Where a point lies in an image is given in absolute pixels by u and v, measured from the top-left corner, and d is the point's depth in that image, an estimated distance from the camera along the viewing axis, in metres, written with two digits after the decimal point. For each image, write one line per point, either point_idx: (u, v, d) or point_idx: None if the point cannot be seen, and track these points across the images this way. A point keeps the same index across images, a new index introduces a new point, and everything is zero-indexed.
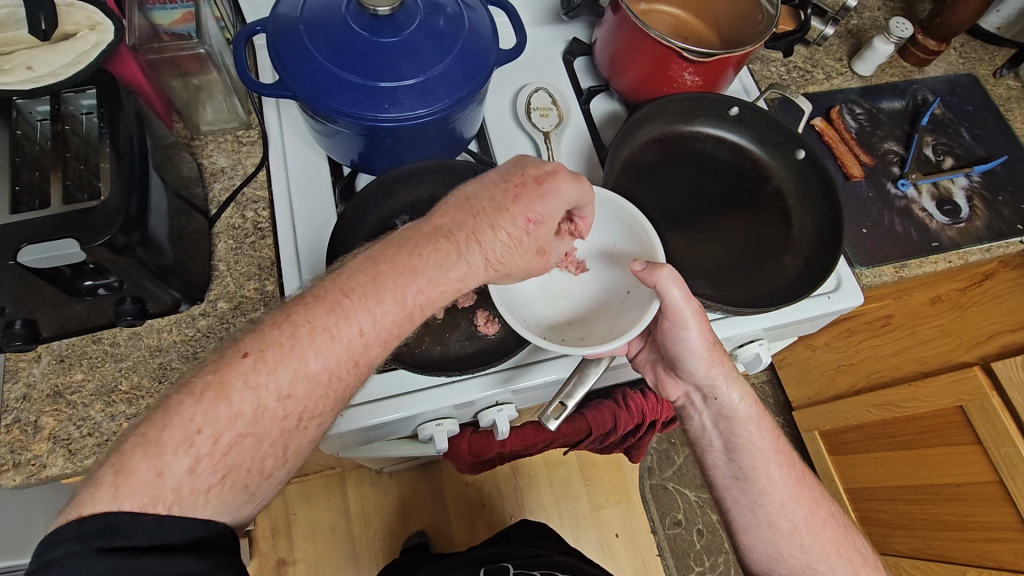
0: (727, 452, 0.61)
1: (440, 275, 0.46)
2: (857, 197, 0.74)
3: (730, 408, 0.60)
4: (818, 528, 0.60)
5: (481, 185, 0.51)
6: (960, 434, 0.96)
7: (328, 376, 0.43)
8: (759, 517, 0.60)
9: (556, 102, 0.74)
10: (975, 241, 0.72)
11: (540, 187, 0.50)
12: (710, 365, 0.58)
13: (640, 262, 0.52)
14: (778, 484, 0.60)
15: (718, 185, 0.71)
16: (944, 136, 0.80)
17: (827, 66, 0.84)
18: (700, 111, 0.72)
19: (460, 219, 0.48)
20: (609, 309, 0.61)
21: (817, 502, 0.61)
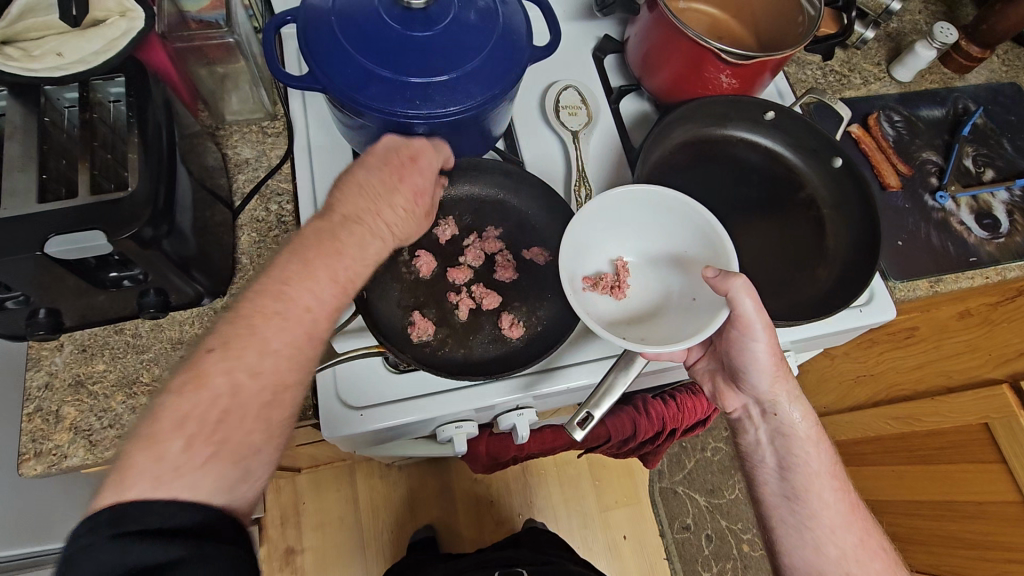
0: (779, 470, 0.60)
1: (363, 255, 0.49)
2: (894, 207, 0.72)
3: (789, 425, 0.59)
4: (867, 558, 0.57)
5: (368, 172, 0.52)
6: (983, 452, 0.94)
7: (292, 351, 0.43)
8: (811, 539, 0.58)
9: (585, 100, 0.72)
10: (1014, 256, 0.70)
11: (416, 163, 0.53)
12: (773, 380, 0.57)
13: (713, 268, 0.52)
14: (830, 508, 0.58)
15: (757, 196, 0.69)
16: (985, 147, 0.77)
17: (865, 71, 0.82)
18: (734, 115, 0.70)
19: (359, 204, 0.51)
20: (674, 314, 0.59)
21: (868, 530, 0.59)
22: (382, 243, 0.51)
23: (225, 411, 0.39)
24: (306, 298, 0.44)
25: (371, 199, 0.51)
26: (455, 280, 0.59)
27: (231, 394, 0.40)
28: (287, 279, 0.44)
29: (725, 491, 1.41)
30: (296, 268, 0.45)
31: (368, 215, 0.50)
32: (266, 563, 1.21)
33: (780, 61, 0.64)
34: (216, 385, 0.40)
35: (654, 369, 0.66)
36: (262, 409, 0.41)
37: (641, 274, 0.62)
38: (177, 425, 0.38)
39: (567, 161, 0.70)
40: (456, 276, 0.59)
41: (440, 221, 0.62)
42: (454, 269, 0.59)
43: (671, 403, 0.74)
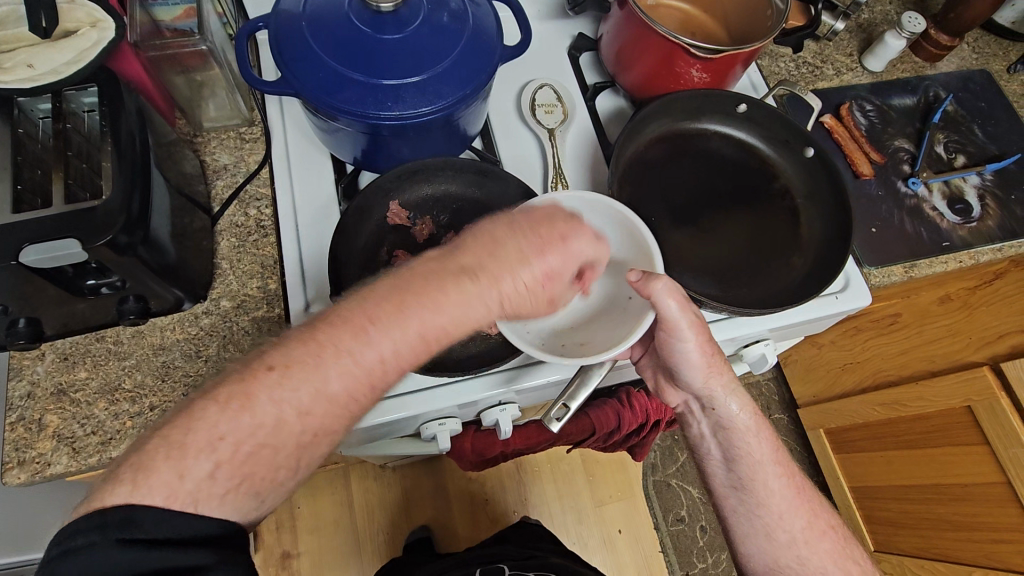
0: (725, 462, 0.61)
1: (462, 319, 0.42)
2: (867, 195, 0.73)
3: (728, 418, 0.59)
4: (815, 539, 0.60)
5: (508, 225, 0.46)
6: (967, 435, 0.95)
7: (346, 397, 0.40)
8: (762, 527, 0.60)
9: (561, 98, 0.73)
10: (986, 240, 0.71)
11: (563, 240, 0.46)
12: (707, 376, 0.57)
13: (634, 272, 0.51)
14: (776, 496, 0.60)
15: (712, 190, 0.69)
16: (956, 133, 0.78)
17: (838, 61, 0.83)
18: (707, 108, 0.70)
19: (486, 262, 0.44)
20: (610, 315, 0.59)
21: (815, 512, 0.61)
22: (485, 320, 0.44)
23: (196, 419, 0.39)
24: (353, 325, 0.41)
25: (499, 263, 0.44)
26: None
27: (278, 426, 0.38)
28: (370, 318, 0.41)
29: None
30: (386, 310, 0.41)
31: (486, 277, 0.43)
32: (264, 568, 1.21)
33: (753, 53, 0.64)
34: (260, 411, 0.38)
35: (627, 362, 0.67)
36: None
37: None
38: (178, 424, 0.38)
39: (544, 159, 0.71)
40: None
41: (417, 221, 0.62)
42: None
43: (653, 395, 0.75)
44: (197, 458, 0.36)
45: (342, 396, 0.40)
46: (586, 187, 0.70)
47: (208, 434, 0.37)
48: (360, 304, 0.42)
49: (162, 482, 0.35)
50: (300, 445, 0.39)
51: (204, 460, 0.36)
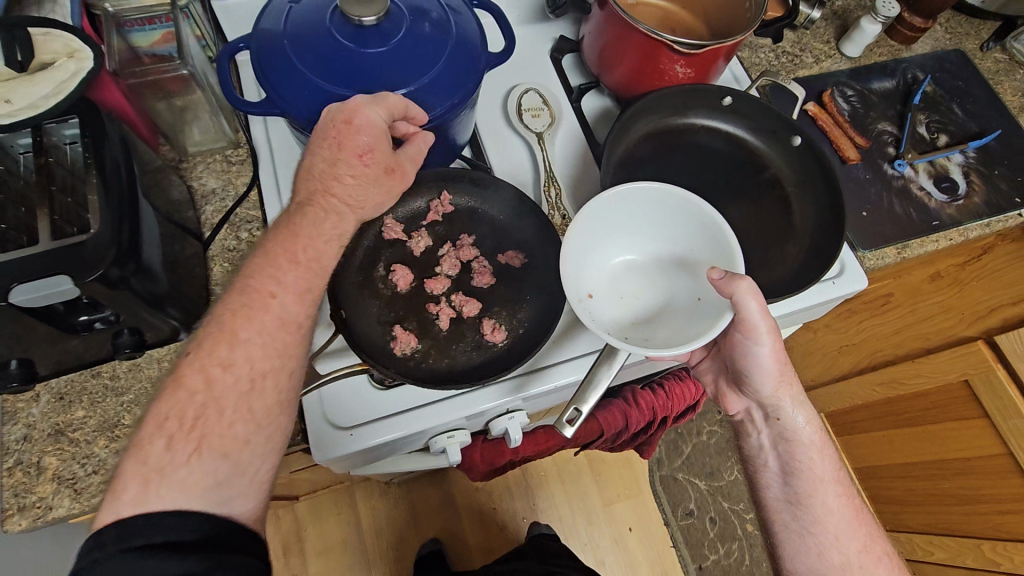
0: (783, 475, 0.64)
1: (319, 230, 0.51)
2: (855, 179, 0.73)
3: (792, 431, 0.63)
4: (870, 564, 0.61)
5: (311, 148, 0.52)
6: (967, 409, 0.97)
7: (262, 342, 0.45)
8: (823, 547, 0.61)
9: (547, 102, 0.73)
10: (974, 216, 0.72)
11: (349, 121, 0.50)
12: (778, 387, 0.61)
13: (718, 270, 0.53)
14: (833, 514, 0.62)
15: (710, 188, 0.69)
16: (936, 113, 0.79)
17: (816, 49, 0.84)
18: (694, 102, 0.71)
19: (313, 176, 0.52)
20: (679, 314, 0.60)
21: (871, 538, 0.63)
22: (347, 216, 0.53)
23: (203, 405, 0.41)
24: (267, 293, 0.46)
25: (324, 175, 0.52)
26: (432, 291, 0.58)
27: (208, 387, 0.42)
28: (251, 274, 0.48)
29: (725, 474, 1.43)
30: (262, 266, 0.48)
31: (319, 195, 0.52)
32: None
33: (735, 46, 0.65)
34: (192, 381, 0.42)
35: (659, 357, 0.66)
36: (198, 423, 0.41)
37: (644, 275, 0.63)
38: (187, 411, 0.41)
39: (535, 164, 0.71)
40: (433, 286, 0.58)
41: (413, 234, 0.60)
42: (431, 280, 0.58)
43: (660, 392, 0.74)
44: (152, 438, 0.40)
45: (257, 339, 0.45)
46: (579, 190, 0.70)
47: (157, 418, 0.41)
48: (249, 267, 0.49)
49: (136, 475, 0.38)
50: (240, 395, 0.43)
51: (158, 437, 0.40)
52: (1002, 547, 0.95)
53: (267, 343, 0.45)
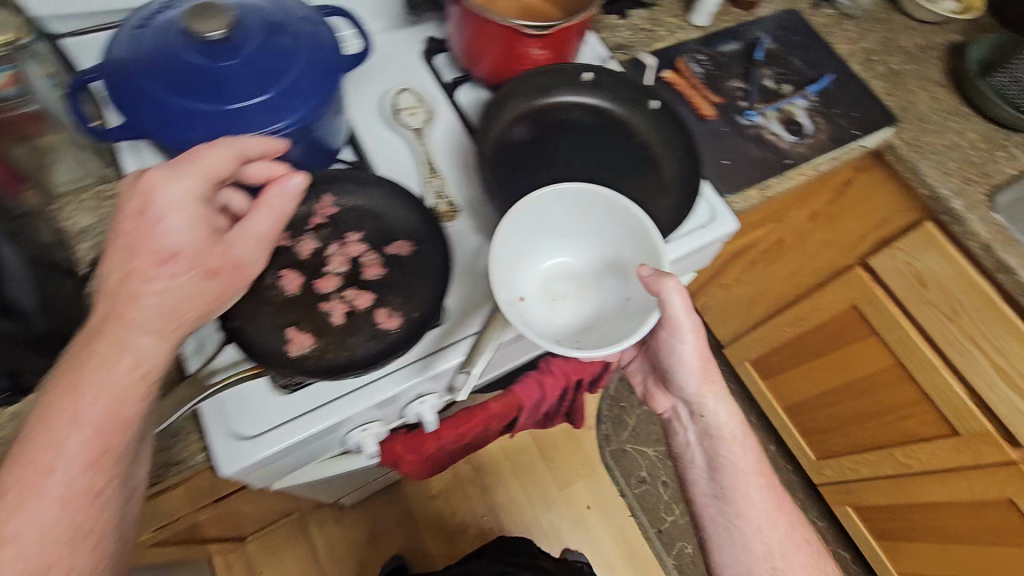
0: (709, 471, 0.74)
1: (112, 377, 0.44)
2: (715, 133, 0.79)
3: (714, 426, 0.73)
4: (790, 550, 0.71)
5: (109, 258, 0.47)
6: (858, 330, 1.07)
7: (47, 528, 0.41)
8: (743, 534, 0.71)
9: (422, 99, 0.76)
10: (820, 152, 0.80)
11: (145, 217, 0.48)
12: (701, 385, 0.72)
13: (647, 268, 0.59)
14: (754, 505, 0.72)
15: (582, 162, 0.74)
16: (779, 66, 0.87)
17: (669, 24, 0.91)
18: (557, 81, 0.75)
19: (108, 297, 0.46)
20: (611, 314, 0.64)
21: (791, 525, 0.72)
22: (156, 342, 0.47)
23: None
24: (47, 460, 0.41)
25: (121, 291, 0.46)
26: (322, 289, 0.59)
27: None
28: (25, 443, 0.42)
29: None
30: (36, 427, 0.42)
31: (114, 323, 0.45)
32: None
33: (584, 25, 0.73)
34: None
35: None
36: None
37: (577, 279, 0.68)
38: None
39: (417, 158, 0.73)
40: (322, 284, 0.59)
41: (298, 239, 0.61)
42: (320, 279, 0.59)
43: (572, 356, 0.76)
44: None
45: (35, 528, 0.41)
46: (463, 176, 0.72)
47: None
48: (26, 428, 0.42)
49: None
50: None
51: None
52: (909, 448, 1.07)
53: (48, 530, 0.41)
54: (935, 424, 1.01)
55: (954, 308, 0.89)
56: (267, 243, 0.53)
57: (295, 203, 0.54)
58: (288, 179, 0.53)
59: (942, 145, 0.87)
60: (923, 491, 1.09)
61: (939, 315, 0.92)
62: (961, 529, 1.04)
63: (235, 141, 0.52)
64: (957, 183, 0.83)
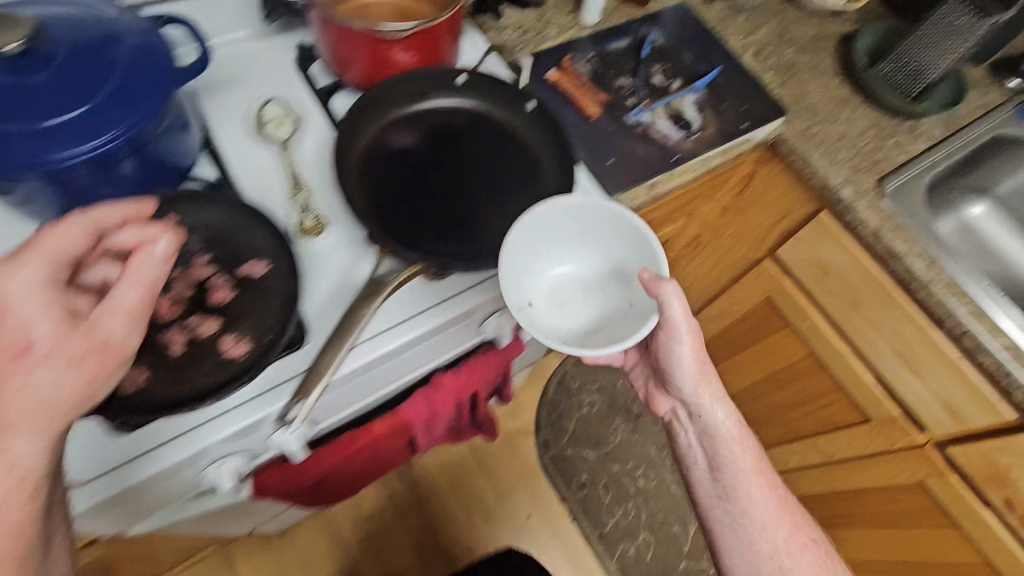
0: (711, 470, 0.78)
1: None
2: (601, 132, 0.78)
3: (712, 428, 0.76)
4: (796, 549, 0.75)
5: None
6: (774, 322, 1.06)
7: None
8: (750, 532, 0.75)
9: (290, 109, 0.72)
10: (708, 148, 0.80)
11: None
12: (698, 387, 0.73)
13: (647, 272, 0.62)
14: (757, 502, 0.75)
15: (460, 166, 0.70)
16: (669, 62, 0.86)
17: (559, 22, 0.88)
18: (430, 85, 0.72)
19: None
20: (616, 319, 0.67)
21: (793, 522, 0.76)
22: (22, 447, 0.43)
23: None
24: None
25: None
26: (163, 315, 0.56)
27: None
28: None
29: (611, 438, 1.48)
30: None
31: None
32: None
33: (450, 27, 0.71)
34: None
35: (440, 336, 0.67)
36: None
37: (585, 286, 0.70)
38: None
39: (282, 169, 0.69)
40: (161, 310, 0.56)
41: None
42: (159, 305, 0.56)
43: (461, 371, 0.73)
44: None
45: None
46: (332, 188, 0.69)
47: None
48: None
49: None
50: None
51: None
52: (829, 436, 1.08)
53: None
54: (850, 412, 1.01)
55: (855, 296, 0.89)
56: (138, 316, 0.46)
57: (164, 270, 0.47)
58: (151, 244, 0.46)
59: (834, 136, 0.87)
60: (847, 478, 1.10)
61: (843, 304, 0.92)
62: (895, 515, 1.03)
63: (85, 214, 0.48)
64: (847, 173, 0.84)
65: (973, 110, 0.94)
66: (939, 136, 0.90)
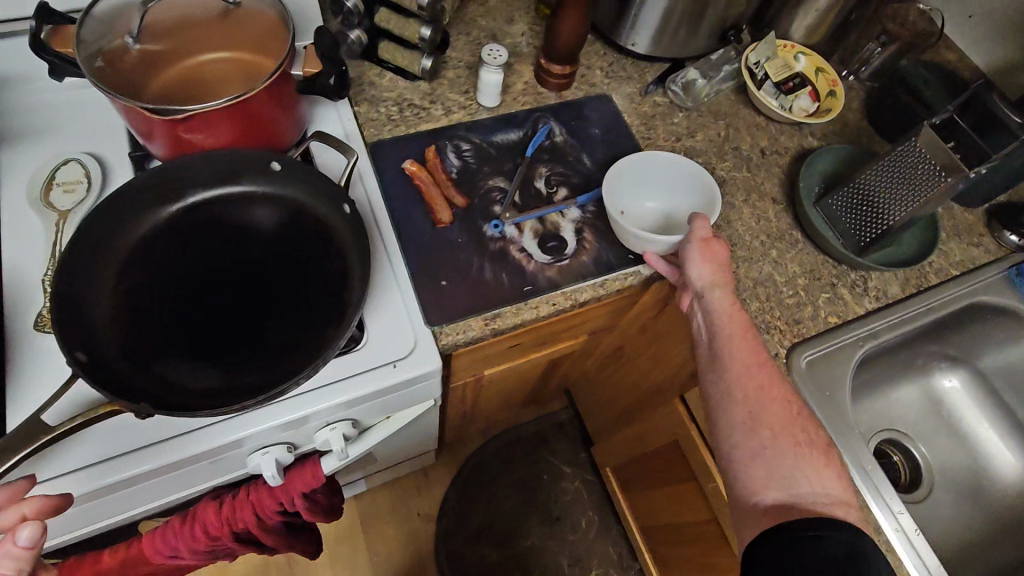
0: (707, 337, 0.58)
1: None
2: (446, 244, 0.66)
3: (713, 308, 0.59)
4: (769, 400, 0.53)
5: None
6: (679, 468, 0.88)
7: None
8: (725, 388, 0.55)
9: (88, 174, 0.64)
10: (575, 279, 0.66)
11: None
12: (703, 268, 0.60)
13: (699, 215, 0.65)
14: (745, 371, 0.55)
15: (253, 266, 0.60)
16: (560, 165, 0.73)
17: (449, 101, 0.76)
18: (240, 169, 0.62)
19: None
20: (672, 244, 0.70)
21: (769, 381, 0.55)
22: None
23: None
24: None
25: None
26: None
27: None
28: None
29: (520, 540, 1.32)
30: None
31: None
32: None
33: (267, 98, 0.60)
34: None
35: (179, 472, 0.56)
36: None
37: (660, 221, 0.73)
38: None
39: (48, 243, 0.61)
40: None
41: None
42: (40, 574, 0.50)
43: (225, 504, 0.63)
44: None
45: None
46: None
47: None
48: None
49: None
50: None
51: None
52: None
53: None
54: None
55: None
56: None
57: (28, 559, 0.43)
58: (14, 534, 0.42)
59: (749, 280, 0.70)
60: None
61: None
62: None
63: None
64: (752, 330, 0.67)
65: (948, 267, 0.76)
66: (894, 294, 0.73)
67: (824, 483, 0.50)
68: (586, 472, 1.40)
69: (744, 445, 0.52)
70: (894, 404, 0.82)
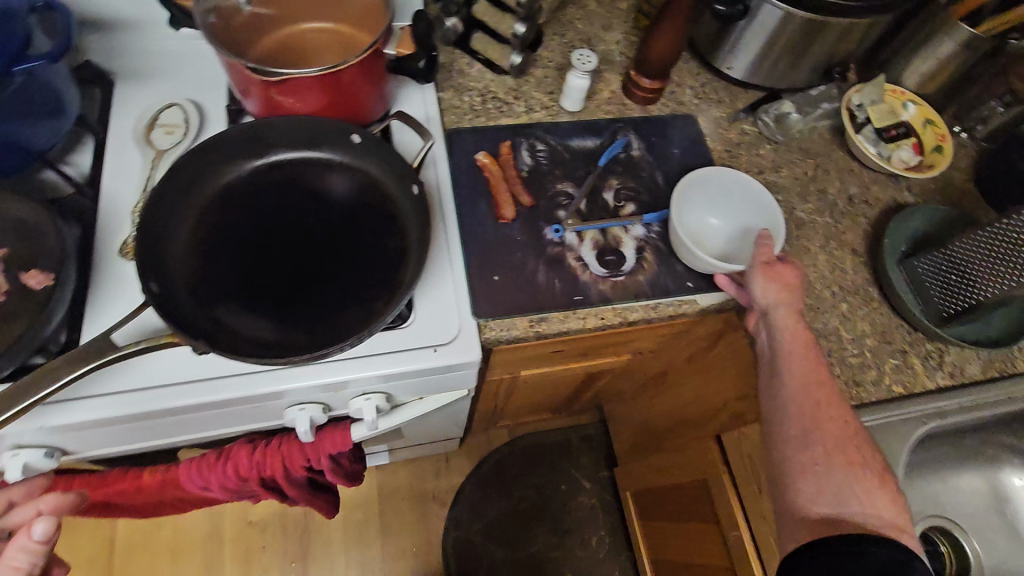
0: (768, 354, 0.56)
1: None
2: (504, 240, 0.66)
3: (776, 330, 0.56)
4: (826, 422, 0.51)
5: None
6: (704, 508, 0.85)
7: None
8: (780, 402, 0.52)
9: (188, 120, 0.68)
10: (628, 297, 0.64)
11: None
12: (765, 287, 0.58)
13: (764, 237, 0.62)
14: (802, 393, 0.52)
15: (320, 228, 0.62)
16: (632, 180, 0.72)
17: (532, 99, 0.76)
18: (324, 136, 0.65)
19: None
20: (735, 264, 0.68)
21: (828, 401, 0.52)
22: None
23: None
24: None
25: None
26: None
27: None
28: None
29: (528, 545, 1.31)
30: None
31: None
32: None
33: (360, 72, 0.62)
34: None
35: (218, 412, 0.59)
36: None
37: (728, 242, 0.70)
38: None
39: (142, 178, 0.65)
40: None
41: None
42: None
43: (258, 450, 0.65)
44: None
45: None
46: None
47: None
48: None
49: None
50: None
51: None
52: None
53: None
54: None
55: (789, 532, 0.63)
56: None
57: None
58: None
59: (812, 330, 0.66)
60: None
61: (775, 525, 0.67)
62: None
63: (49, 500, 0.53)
64: None
65: None
66: (971, 373, 0.67)
67: (875, 504, 0.48)
68: (606, 491, 1.37)
69: (793, 458, 0.50)
70: (952, 489, 0.75)
